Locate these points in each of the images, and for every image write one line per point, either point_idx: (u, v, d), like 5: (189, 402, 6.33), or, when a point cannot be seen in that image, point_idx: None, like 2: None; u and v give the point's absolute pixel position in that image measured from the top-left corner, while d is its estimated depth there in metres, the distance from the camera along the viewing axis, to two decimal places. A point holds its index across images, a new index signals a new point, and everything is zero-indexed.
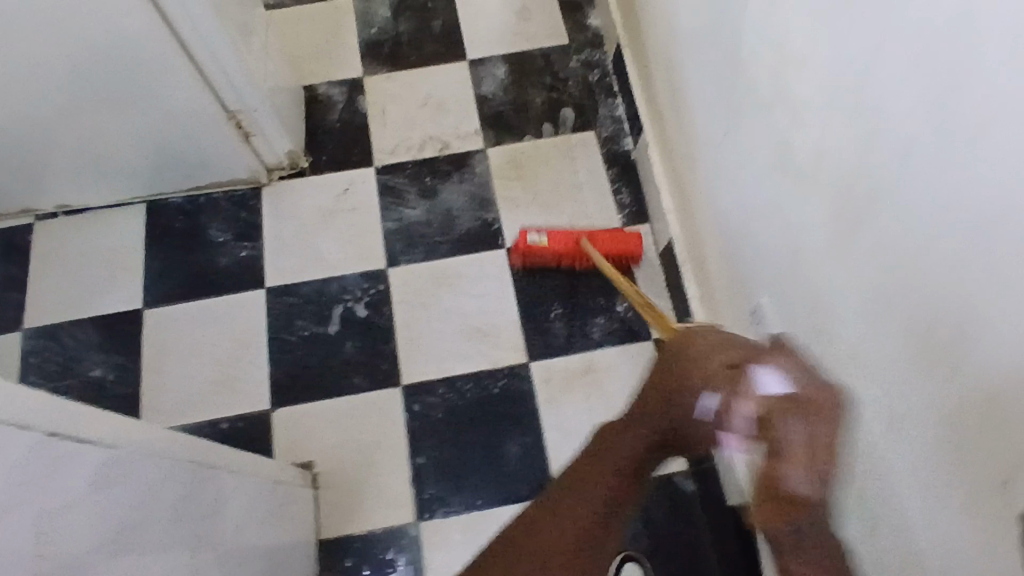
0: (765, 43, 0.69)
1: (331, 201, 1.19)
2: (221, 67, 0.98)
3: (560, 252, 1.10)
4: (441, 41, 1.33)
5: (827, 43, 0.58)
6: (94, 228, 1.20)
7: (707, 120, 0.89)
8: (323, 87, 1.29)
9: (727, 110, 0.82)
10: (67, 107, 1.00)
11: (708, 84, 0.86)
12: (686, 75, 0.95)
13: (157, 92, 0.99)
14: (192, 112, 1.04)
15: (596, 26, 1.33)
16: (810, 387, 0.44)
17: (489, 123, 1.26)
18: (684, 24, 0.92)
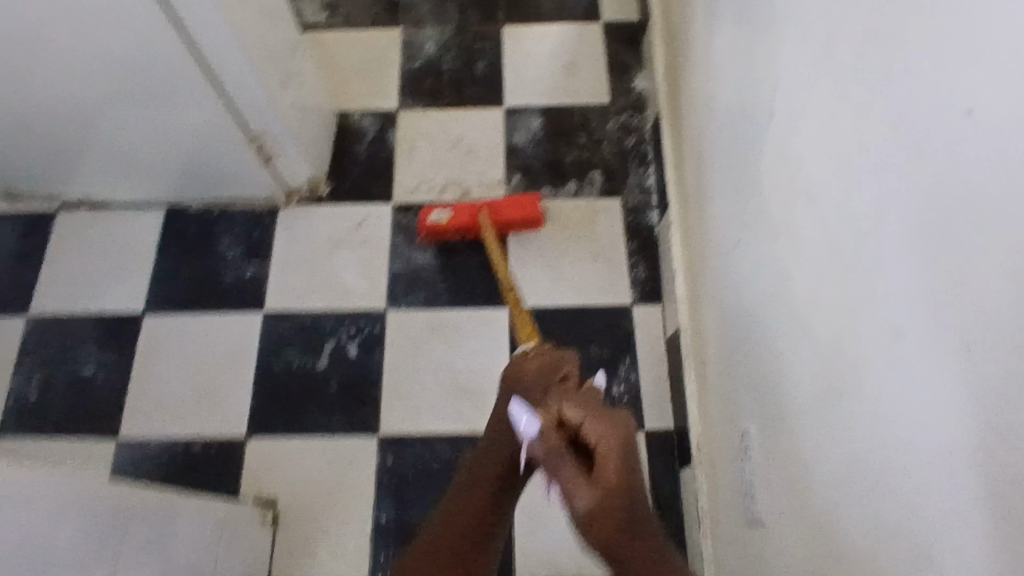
0: (784, 171, 0.68)
1: (343, 233, 1.18)
2: (239, 80, 0.99)
3: (463, 227, 1.13)
4: (482, 84, 1.31)
5: (792, 197, 0.66)
6: (113, 224, 1.21)
7: (739, 120, 0.82)
8: (357, 116, 1.28)
9: (741, 224, 0.79)
10: (94, 107, 1.01)
11: (727, 191, 0.85)
12: (714, 162, 0.92)
13: (179, 102, 1.00)
14: (213, 126, 1.04)
15: (641, 89, 1.29)
16: (590, 412, 0.57)
17: (515, 174, 1.23)
18: (720, 118, 0.89)
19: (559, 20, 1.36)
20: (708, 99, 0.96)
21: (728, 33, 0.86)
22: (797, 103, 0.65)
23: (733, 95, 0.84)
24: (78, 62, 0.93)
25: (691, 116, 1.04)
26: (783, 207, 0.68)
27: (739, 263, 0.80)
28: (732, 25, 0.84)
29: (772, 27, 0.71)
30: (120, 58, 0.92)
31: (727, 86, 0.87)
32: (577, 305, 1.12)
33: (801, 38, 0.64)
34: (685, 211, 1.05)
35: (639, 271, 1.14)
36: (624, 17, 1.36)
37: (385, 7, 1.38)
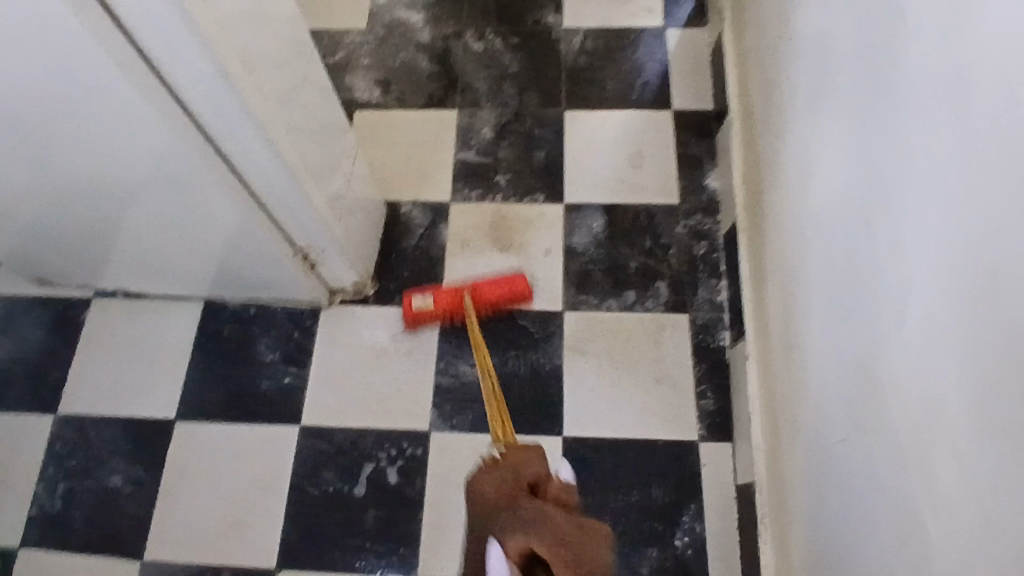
0: (912, 384, 0.57)
1: (386, 340, 1.11)
2: (291, 211, 0.90)
3: (446, 313, 1.08)
4: (540, 176, 1.22)
5: (915, 389, 0.57)
6: (150, 317, 1.16)
7: (852, 297, 0.69)
8: (406, 207, 1.21)
9: (848, 414, 0.69)
10: (128, 230, 0.93)
11: (826, 355, 0.75)
12: (809, 318, 0.80)
13: (224, 234, 0.92)
14: (260, 252, 0.97)
15: (714, 188, 1.19)
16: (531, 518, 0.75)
17: (572, 280, 1.14)
18: (817, 266, 0.79)
19: (625, 106, 1.28)
20: (802, 242, 0.83)
21: (835, 185, 0.74)
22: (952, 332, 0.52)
23: (842, 264, 0.72)
24: (111, 202, 0.85)
25: (778, 251, 0.92)
26: (918, 441, 0.56)
27: (849, 465, 0.69)
28: (845, 183, 0.71)
29: (906, 206, 0.59)
30: (164, 199, 0.83)
31: (832, 248, 0.74)
32: (637, 439, 1.02)
33: (956, 251, 0.52)
34: (768, 353, 0.94)
35: (707, 401, 1.04)
36: (696, 104, 1.27)
37: (440, 88, 1.32)
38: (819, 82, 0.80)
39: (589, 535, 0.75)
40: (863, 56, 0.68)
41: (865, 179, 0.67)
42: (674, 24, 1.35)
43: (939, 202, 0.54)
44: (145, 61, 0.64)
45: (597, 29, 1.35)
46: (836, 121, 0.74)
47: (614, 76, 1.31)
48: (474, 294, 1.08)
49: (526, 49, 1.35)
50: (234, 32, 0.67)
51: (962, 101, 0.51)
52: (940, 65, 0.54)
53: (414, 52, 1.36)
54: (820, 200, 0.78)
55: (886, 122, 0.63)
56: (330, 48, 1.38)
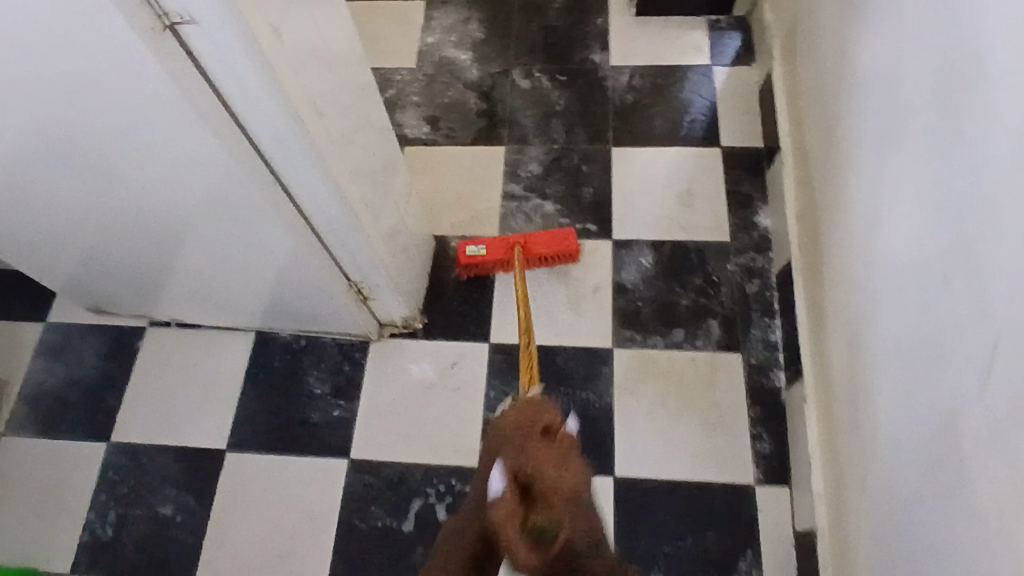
0: (999, 442, 0.55)
1: (435, 374, 1.11)
2: (350, 247, 0.92)
3: (501, 259, 1.13)
4: (589, 212, 1.23)
5: (1004, 447, 0.55)
6: (203, 347, 1.17)
7: (926, 347, 0.67)
8: (455, 241, 1.22)
9: (923, 468, 0.67)
10: (190, 262, 0.95)
11: (897, 406, 0.73)
12: (877, 366, 0.78)
13: (284, 268, 0.93)
14: (317, 287, 0.98)
15: (766, 226, 1.18)
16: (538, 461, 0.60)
17: (621, 317, 1.13)
18: (885, 312, 0.77)
19: (673, 143, 1.28)
20: (869, 287, 0.82)
21: (908, 228, 0.72)
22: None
23: (914, 313, 0.70)
24: (177, 236, 0.87)
25: (841, 294, 0.90)
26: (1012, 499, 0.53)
27: (928, 522, 0.66)
28: (920, 227, 0.70)
29: (993, 258, 0.57)
30: (228, 232, 0.85)
31: (904, 293, 0.73)
32: (691, 481, 1.00)
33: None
34: (829, 397, 0.92)
35: (763, 444, 1.01)
36: (746, 142, 1.26)
37: (489, 124, 1.34)
38: (888, 127, 0.79)
39: (558, 462, 0.59)
40: (937, 99, 0.67)
41: (942, 222, 0.65)
42: (722, 62, 1.35)
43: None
44: (224, 107, 0.67)
45: (644, 67, 1.37)
46: (908, 167, 0.73)
47: (662, 113, 1.31)
48: (524, 245, 1.12)
49: (574, 87, 1.36)
50: (305, 74, 0.69)
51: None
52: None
53: (463, 89, 1.39)
54: (891, 243, 0.76)
55: (966, 166, 0.62)
56: (380, 86, 1.41)
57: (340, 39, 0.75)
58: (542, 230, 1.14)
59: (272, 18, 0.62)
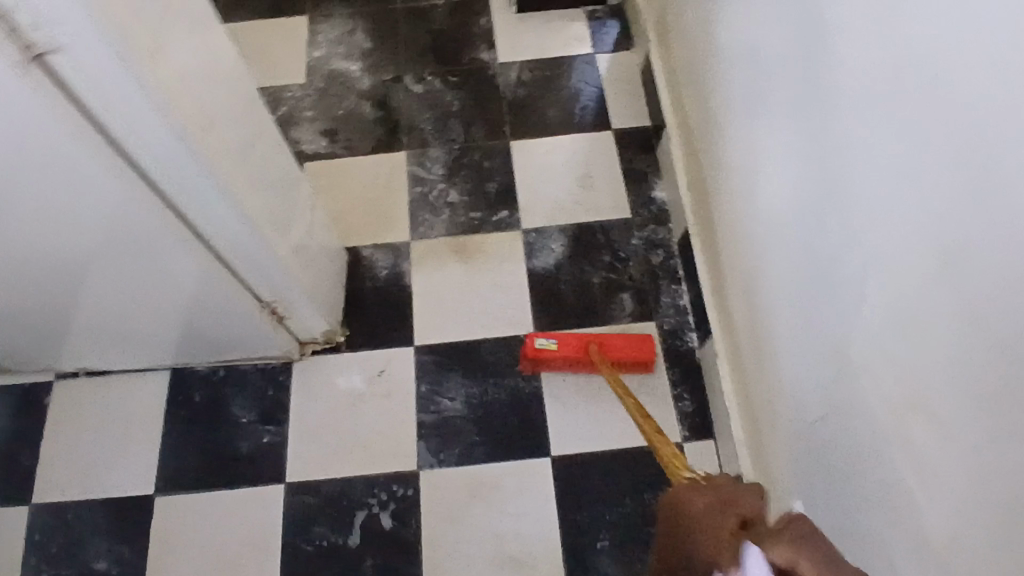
0: (884, 357, 0.61)
1: (363, 384, 1.10)
2: (256, 268, 0.91)
3: (571, 354, 1.07)
4: (495, 205, 1.25)
5: (888, 360, 0.60)
6: (117, 392, 1.13)
7: (812, 285, 0.73)
8: (367, 250, 1.22)
9: (824, 395, 0.73)
10: (91, 307, 0.91)
11: (795, 344, 0.78)
12: (773, 311, 0.84)
13: (191, 298, 0.91)
14: (229, 312, 0.96)
15: (662, 198, 1.24)
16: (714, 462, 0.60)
17: (540, 302, 1.16)
18: (773, 260, 0.83)
19: (568, 131, 1.32)
20: (757, 239, 0.88)
21: (780, 172, 0.78)
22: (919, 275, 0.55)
23: (799, 256, 0.76)
24: (72, 279, 0.83)
25: (734, 248, 0.96)
26: (899, 402, 0.59)
27: (834, 444, 0.72)
28: (790, 168, 0.76)
29: (853, 193, 0.63)
30: (126, 267, 0.82)
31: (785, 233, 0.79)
32: (623, 449, 1.04)
33: (907, 199, 0.55)
34: (737, 347, 0.98)
35: (684, 403, 1.07)
36: (635, 122, 1.32)
37: (386, 131, 1.34)
38: (752, 90, 0.85)
39: (737, 481, 0.56)
40: (787, 51, 0.74)
41: (807, 160, 0.72)
42: (603, 49, 1.41)
43: (880, 161, 0.58)
44: (105, 136, 0.65)
45: (531, 60, 1.41)
46: (773, 123, 0.79)
47: (554, 103, 1.35)
48: (600, 345, 1.07)
49: (466, 86, 1.39)
50: (185, 87, 0.68)
51: (885, 66, 0.56)
52: (860, 42, 0.59)
53: (356, 99, 1.38)
54: (768, 190, 0.83)
55: (819, 105, 0.68)
56: (271, 105, 1.39)
57: (215, 52, 0.74)
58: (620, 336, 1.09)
59: (148, 41, 0.61)
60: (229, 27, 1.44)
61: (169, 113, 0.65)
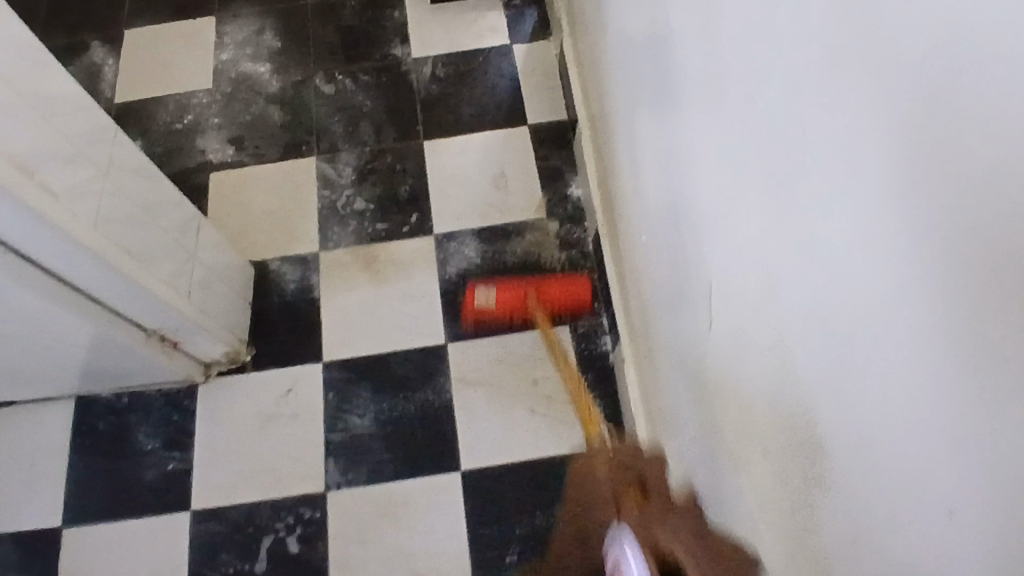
0: (741, 356, 0.60)
1: (270, 405, 1.08)
2: (132, 303, 0.87)
3: (509, 311, 1.08)
4: (407, 210, 1.21)
5: (743, 359, 0.59)
6: (20, 424, 1.09)
7: (689, 275, 0.72)
8: (275, 263, 1.18)
9: (704, 403, 0.71)
10: None
11: (681, 337, 0.78)
12: (664, 303, 0.83)
13: (65, 337, 0.88)
14: (113, 347, 0.93)
15: (578, 196, 1.21)
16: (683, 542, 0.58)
17: (451, 310, 1.13)
18: (662, 248, 0.82)
19: (482, 128, 1.28)
20: (650, 226, 0.87)
21: (663, 163, 0.77)
22: (759, 275, 0.54)
23: (677, 246, 0.75)
24: None
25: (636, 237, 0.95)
26: (750, 421, 0.59)
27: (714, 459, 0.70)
28: (668, 155, 0.75)
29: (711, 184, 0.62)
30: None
31: (670, 227, 0.78)
32: (534, 459, 1.02)
33: (747, 196, 0.54)
34: (640, 351, 0.97)
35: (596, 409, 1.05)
36: (551, 116, 1.28)
37: (295, 136, 1.30)
38: (637, 76, 0.84)
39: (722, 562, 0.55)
40: (660, 41, 0.73)
41: (680, 153, 0.71)
42: (520, 40, 1.36)
43: (727, 156, 0.57)
44: None
45: (446, 54, 1.36)
46: (654, 111, 0.78)
47: (469, 99, 1.31)
48: (537, 293, 1.08)
49: (378, 85, 1.34)
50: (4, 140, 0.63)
51: (727, 58, 0.55)
52: (707, 31, 0.58)
53: (264, 103, 1.33)
54: (656, 182, 0.82)
55: (684, 98, 0.67)
56: (176, 113, 1.34)
57: (46, 92, 0.69)
58: (555, 279, 1.09)
59: None
60: (127, 48, 1.42)
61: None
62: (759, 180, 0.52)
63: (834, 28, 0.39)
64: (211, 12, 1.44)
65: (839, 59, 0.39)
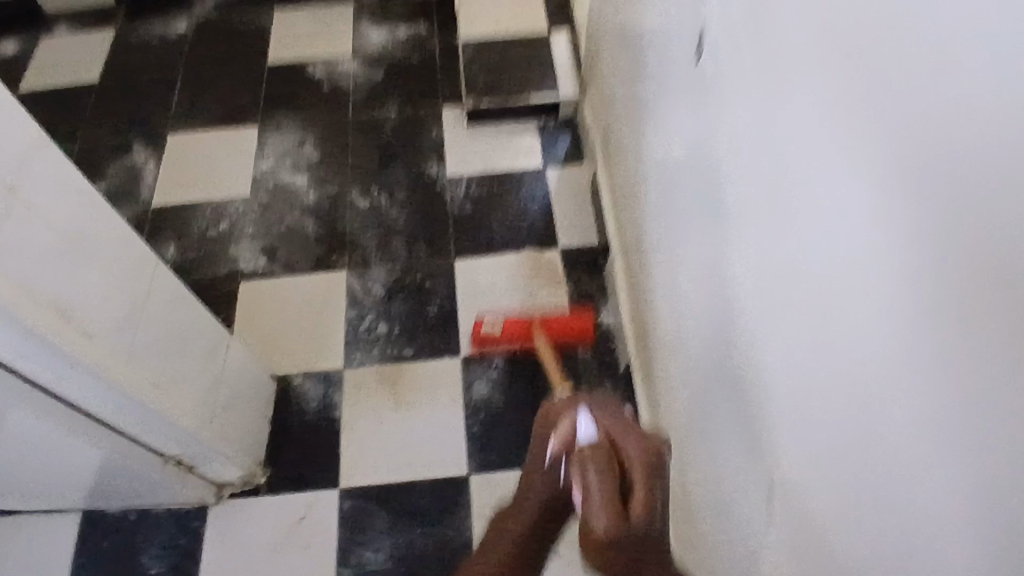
0: (778, 507, 0.57)
1: (282, 532, 1.03)
2: (155, 431, 0.85)
3: (516, 338, 1.14)
4: (435, 329, 1.20)
5: (780, 506, 0.57)
6: (20, 534, 1.04)
7: (725, 395, 0.71)
8: (299, 378, 1.16)
9: (747, 560, 0.68)
10: None
11: (718, 466, 0.75)
12: (700, 427, 0.82)
13: (82, 463, 0.85)
14: (128, 473, 0.90)
15: (608, 323, 1.20)
16: (630, 432, 0.55)
17: (475, 439, 1.10)
18: (698, 370, 0.81)
19: (514, 248, 1.29)
20: (684, 343, 0.86)
21: (702, 280, 0.77)
22: (812, 450, 0.50)
23: (714, 363, 0.74)
24: None
25: (669, 365, 0.94)
26: None
27: None
28: (705, 270, 0.76)
29: (745, 309, 0.62)
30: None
31: (714, 370, 0.74)
32: None
33: (785, 329, 0.53)
34: (678, 504, 0.93)
35: None
36: (583, 240, 1.29)
37: (328, 248, 1.31)
38: (673, 194, 0.86)
39: (637, 435, 0.54)
40: (704, 184, 0.72)
41: (726, 298, 0.68)
42: (553, 163, 1.39)
43: (763, 283, 0.57)
44: None
45: (481, 174, 1.38)
46: (691, 226, 0.79)
47: (501, 219, 1.33)
48: (541, 324, 1.14)
49: (412, 201, 1.36)
50: (39, 285, 0.62)
51: (772, 218, 0.54)
52: (753, 191, 0.57)
53: (299, 213, 1.35)
54: (698, 320, 0.79)
55: (730, 245, 0.66)
56: (213, 219, 1.36)
57: (94, 237, 0.70)
58: (561, 316, 1.16)
59: None
60: (171, 149, 1.47)
61: (12, 313, 0.59)
62: (811, 349, 0.48)
63: (866, 186, 0.39)
64: (256, 121, 1.50)
65: (876, 220, 0.39)
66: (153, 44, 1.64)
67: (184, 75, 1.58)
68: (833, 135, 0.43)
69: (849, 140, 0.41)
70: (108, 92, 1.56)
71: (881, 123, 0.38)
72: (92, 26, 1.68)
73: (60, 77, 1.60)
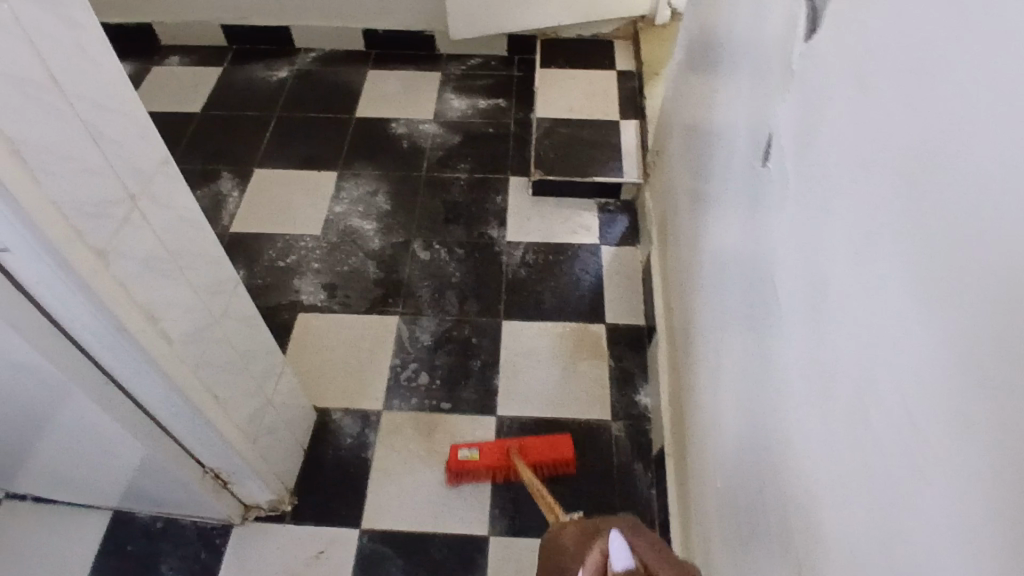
0: None
1: (299, 563, 1.05)
2: (202, 441, 0.89)
3: (492, 466, 1.09)
4: (475, 385, 1.23)
5: None
6: (52, 523, 1.08)
7: (760, 487, 0.71)
8: (338, 414, 1.20)
9: None
10: (37, 456, 0.89)
11: (747, 560, 0.74)
12: (730, 518, 0.81)
13: (130, 463, 0.89)
14: (168, 480, 0.94)
15: (646, 403, 1.21)
16: None
17: (500, 499, 1.10)
18: (733, 460, 0.81)
19: (562, 317, 1.32)
20: (722, 432, 0.87)
21: (745, 371, 0.79)
22: (840, 553, 0.50)
23: (750, 454, 0.75)
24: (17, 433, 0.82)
25: (704, 452, 0.94)
26: None
27: None
28: (749, 361, 0.77)
29: (787, 402, 0.64)
30: (64, 429, 0.80)
31: (749, 461, 0.75)
32: None
33: (823, 426, 0.54)
34: None
35: None
36: (630, 319, 1.32)
37: (384, 293, 1.36)
38: (724, 285, 0.89)
39: None
40: (756, 280, 0.75)
41: (768, 394, 0.70)
42: (609, 241, 1.44)
43: (806, 379, 0.59)
44: (45, 316, 0.64)
45: (539, 243, 1.44)
46: (739, 317, 0.82)
47: (553, 287, 1.37)
48: (519, 450, 1.09)
49: (470, 260, 1.42)
50: (137, 286, 0.68)
51: (818, 321, 0.56)
52: (802, 290, 0.60)
53: (363, 256, 1.42)
54: (738, 409, 0.80)
55: (778, 341, 0.68)
56: (283, 251, 1.44)
57: (189, 251, 0.76)
58: (540, 437, 1.11)
59: (94, 244, 0.62)
60: (256, 182, 1.57)
61: (111, 309, 0.65)
62: (846, 453, 0.50)
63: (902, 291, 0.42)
64: (336, 167, 1.60)
65: (909, 323, 0.41)
66: (255, 85, 1.79)
67: (278, 116, 1.71)
68: (877, 242, 0.46)
69: (891, 247, 0.44)
70: (208, 123, 1.70)
71: (915, 234, 0.41)
72: (205, 63, 1.85)
73: (169, 103, 1.75)
